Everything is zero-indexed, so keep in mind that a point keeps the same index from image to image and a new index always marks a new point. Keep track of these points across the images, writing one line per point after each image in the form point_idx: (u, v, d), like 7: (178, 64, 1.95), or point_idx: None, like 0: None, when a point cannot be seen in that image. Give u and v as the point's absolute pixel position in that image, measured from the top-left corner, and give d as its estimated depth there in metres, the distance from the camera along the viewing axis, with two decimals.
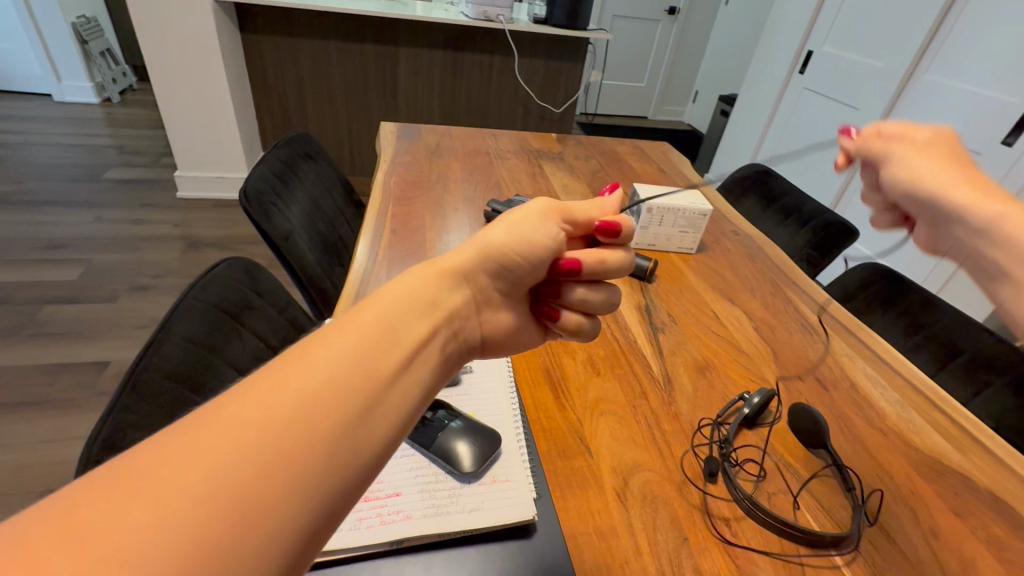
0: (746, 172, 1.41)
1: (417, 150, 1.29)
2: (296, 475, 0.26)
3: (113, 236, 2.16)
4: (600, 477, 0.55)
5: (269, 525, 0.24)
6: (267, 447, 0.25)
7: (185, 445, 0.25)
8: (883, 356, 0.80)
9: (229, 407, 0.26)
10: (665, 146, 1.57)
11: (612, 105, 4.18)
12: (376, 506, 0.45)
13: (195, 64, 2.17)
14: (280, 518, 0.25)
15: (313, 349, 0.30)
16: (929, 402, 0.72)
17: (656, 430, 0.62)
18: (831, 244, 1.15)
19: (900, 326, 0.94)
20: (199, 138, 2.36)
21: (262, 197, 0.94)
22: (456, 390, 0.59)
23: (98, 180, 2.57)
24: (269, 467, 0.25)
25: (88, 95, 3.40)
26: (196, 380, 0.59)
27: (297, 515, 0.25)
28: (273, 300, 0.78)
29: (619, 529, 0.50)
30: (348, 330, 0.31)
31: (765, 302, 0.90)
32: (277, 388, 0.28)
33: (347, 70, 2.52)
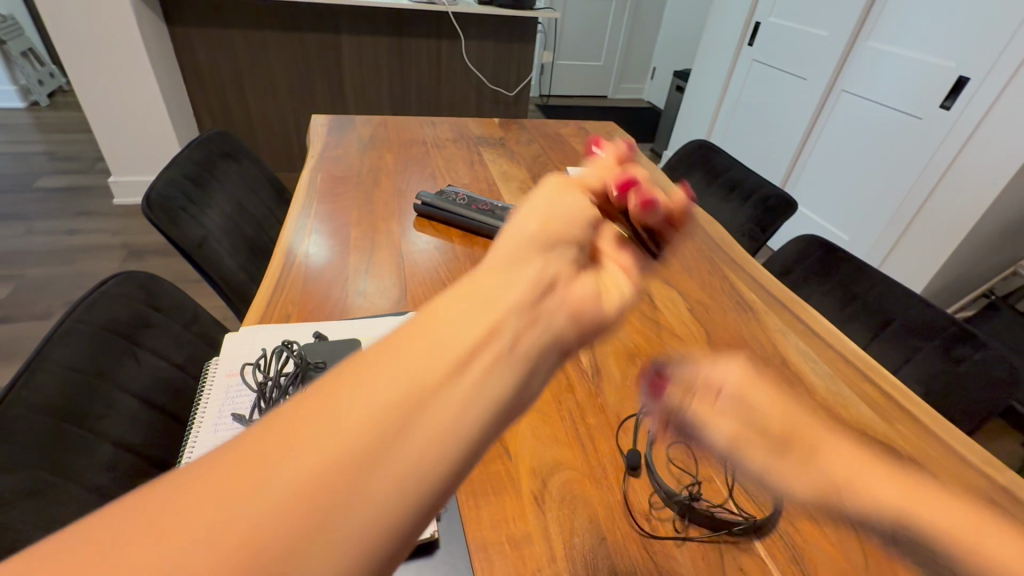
0: (690, 149, 1.40)
1: (348, 143, 1.23)
2: (373, 445, 0.21)
3: (44, 248, 2.04)
4: (517, 480, 0.53)
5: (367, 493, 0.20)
6: (351, 439, 0.21)
7: (295, 430, 0.21)
8: (815, 329, 0.80)
9: (324, 394, 0.22)
10: (610, 126, 1.54)
11: (570, 84, 4.12)
12: None
13: (120, 62, 2.04)
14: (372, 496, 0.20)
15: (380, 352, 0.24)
16: (860, 373, 0.72)
17: (580, 425, 0.60)
18: (771, 218, 1.14)
19: (836, 297, 0.94)
20: (132, 141, 2.23)
21: (170, 203, 0.87)
22: None
23: (27, 190, 2.42)
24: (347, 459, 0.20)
25: (12, 99, 3.19)
26: (78, 408, 0.54)
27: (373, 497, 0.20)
28: (177, 315, 0.73)
29: (534, 534, 0.48)
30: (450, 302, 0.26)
31: (703, 282, 0.89)
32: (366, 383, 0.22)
33: (287, 61, 2.41)
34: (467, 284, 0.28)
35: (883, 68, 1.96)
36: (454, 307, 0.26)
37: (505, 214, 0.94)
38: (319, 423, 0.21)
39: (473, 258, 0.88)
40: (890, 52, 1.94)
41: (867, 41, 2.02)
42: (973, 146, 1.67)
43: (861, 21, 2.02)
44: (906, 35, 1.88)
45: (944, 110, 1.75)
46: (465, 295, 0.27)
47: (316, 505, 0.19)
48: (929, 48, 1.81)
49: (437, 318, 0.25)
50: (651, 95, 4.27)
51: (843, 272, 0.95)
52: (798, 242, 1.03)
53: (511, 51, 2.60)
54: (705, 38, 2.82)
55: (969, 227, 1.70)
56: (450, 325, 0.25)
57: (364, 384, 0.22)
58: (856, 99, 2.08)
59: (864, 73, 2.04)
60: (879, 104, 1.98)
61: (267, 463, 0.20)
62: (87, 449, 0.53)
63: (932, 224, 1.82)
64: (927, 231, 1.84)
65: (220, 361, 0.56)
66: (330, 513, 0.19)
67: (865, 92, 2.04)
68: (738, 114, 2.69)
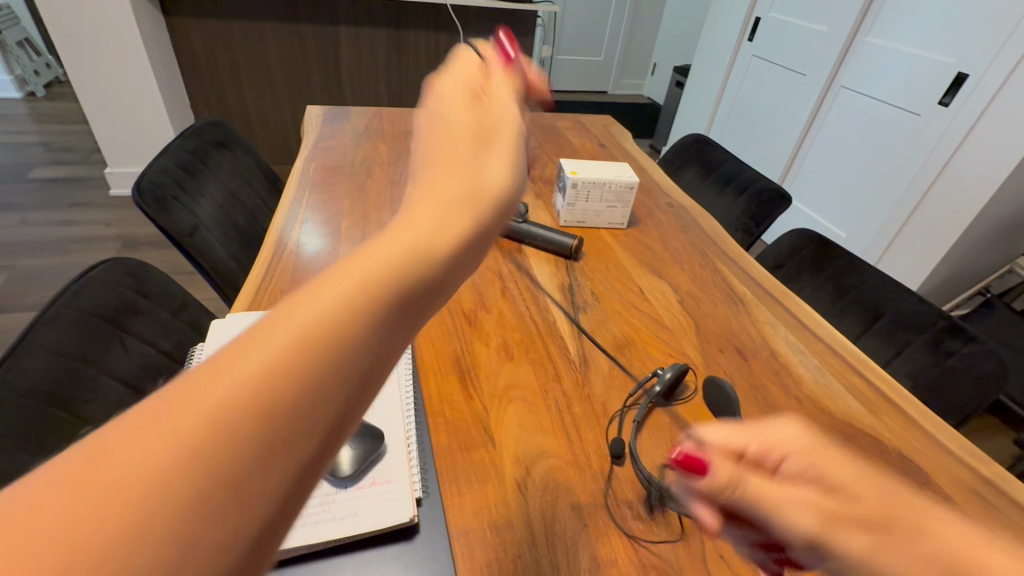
0: (686, 143, 1.39)
1: (343, 134, 1.23)
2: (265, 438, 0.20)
3: (40, 239, 2.04)
4: (501, 467, 0.53)
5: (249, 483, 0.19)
6: (230, 423, 0.19)
7: (180, 402, 0.19)
8: (805, 322, 0.80)
9: (209, 371, 0.21)
10: (606, 120, 1.53)
11: (570, 79, 4.10)
12: None
13: (116, 53, 2.04)
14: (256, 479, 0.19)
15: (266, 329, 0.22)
16: (848, 366, 0.72)
17: (566, 414, 0.60)
18: (766, 212, 1.14)
19: (827, 291, 0.94)
20: (128, 132, 2.23)
21: (161, 191, 0.87)
22: None
23: (23, 180, 2.41)
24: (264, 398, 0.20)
25: (9, 89, 3.18)
26: (64, 393, 0.54)
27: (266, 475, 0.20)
28: (166, 303, 0.73)
29: (515, 521, 0.48)
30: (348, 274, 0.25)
31: (694, 274, 0.89)
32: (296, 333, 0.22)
33: (284, 53, 2.40)
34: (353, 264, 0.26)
35: (882, 65, 1.96)
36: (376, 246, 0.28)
37: None
38: (250, 382, 0.20)
39: None
40: (889, 48, 1.94)
41: (866, 37, 2.02)
42: (971, 143, 1.67)
43: (860, 17, 2.01)
44: (905, 31, 1.87)
45: (942, 107, 1.75)
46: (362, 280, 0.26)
47: (249, 447, 0.19)
48: (927, 44, 1.80)
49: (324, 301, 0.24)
50: (651, 91, 4.26)
51: (835, 266, 0.94)
52: (791, 236, 1.03)
53: None
54: (705, 34, 2.81)
55: (966, 223, 1.70)
56: (368, 266, 0.26)
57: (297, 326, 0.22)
58: (854, 96, 2.07)
59: (862, 69, 2.03)
60: (878, 101, 1.98)
61: (202, 397, 0.20)
62: (71, 433, 0.53)
63: (929, 221, 1.82)
64: (924, 228, 1.83)
65: (206, 346, 0.56)
66: (260, 452, 0.20)
67: (864, 88, 2.03)
68: (737, 109, 2.69)
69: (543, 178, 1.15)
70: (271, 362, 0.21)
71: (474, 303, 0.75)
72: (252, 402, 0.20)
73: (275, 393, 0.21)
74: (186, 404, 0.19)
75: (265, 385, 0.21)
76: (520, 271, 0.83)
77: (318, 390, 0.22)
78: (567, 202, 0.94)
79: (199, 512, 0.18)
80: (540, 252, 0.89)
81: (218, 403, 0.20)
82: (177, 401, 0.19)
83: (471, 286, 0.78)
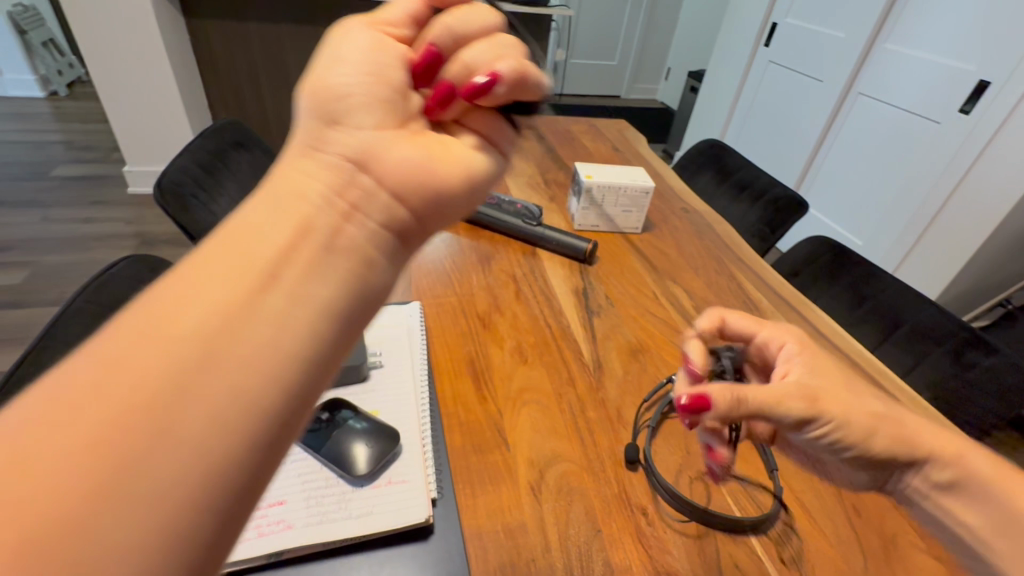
0: (701, 149, 1.39)
1: None
2: (173, 417, 0.22)
3: (62, 236, 2.08)
4: (514, 470, 0.53)
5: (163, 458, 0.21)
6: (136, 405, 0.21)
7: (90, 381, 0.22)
8: (822, 331, 0.79)
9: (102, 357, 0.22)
10: (620, 124, 1.53)
11: (583, 83, 4.11)
12: (255, 517, 0.42)
13: (138, 54, 2.07)
14: (169, 458, 0.21)
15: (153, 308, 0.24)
16: (867, 377, 0.71)
17: (580, 418, 0.59)
18: (782, 219, 1.13)
19: (845, 299, 0.93)
20: (148, 131, 2.27)
21: (181, 189, 0.88)
22: (362, 387, 0.55)
23: (45, 178, 2.46)
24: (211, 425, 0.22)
25: (33, 89, 3.25)
26: None
27: (188, 448, 0.22)
28: None
29: (529, 525, 0.48)
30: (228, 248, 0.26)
31: (709, 280, 0.88)
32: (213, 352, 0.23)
33: (302, 56, 2.43)
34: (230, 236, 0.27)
35: (901, 72, 1.94)
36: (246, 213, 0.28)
37: (511, 207, 0.94)
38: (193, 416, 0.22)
39: (478, 251, 0.88)
40: (908, 54, 1.92)
41: (885, 44, 2.00)
42: (992, 151, 1.64)
43: (879, 23, 1.99)
44: (924, 37, 1.85)
45: (962, 114, 1.73)
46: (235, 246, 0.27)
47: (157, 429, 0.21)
48: (947, 50, 1.78)
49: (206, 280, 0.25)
50: (664, 96, 4.25)
51: (852, 274, 0.93)
52: (808, 244, 1.02)
53: (523, 48, 2.60)
54: (720, 39, 2.80)
55: (987, 232, 1.67)
56: (234, 243, 0.27)
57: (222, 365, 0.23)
58: (872, 102, 2.05)
59: (881, 76, 2.01)
60: (896, 108, 1.96)
61: (101, 379, 0.22)
62: None
63: (949, 230, 1.79)
64: (944, 237, 1.81)
65: None
66: (174, 431, 0.22)
67: (881, 95, 2.01)
68: (752, 115, 2.67)
69: (558, 181, 1.15)
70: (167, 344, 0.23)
71: (489, 306, 0.75)
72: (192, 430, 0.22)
73: (204, 420, 0.22)
74: (126, 464, 0.20)
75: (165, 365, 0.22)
76: (534, 274, 0.84)
77: (257, 410, 0.24)
78: (582, 206, 0.94)
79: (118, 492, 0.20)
80: (554, 256, 0.89)
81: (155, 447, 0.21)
82: (83, 427, 0.21)
83: (486, 289, 0.79)
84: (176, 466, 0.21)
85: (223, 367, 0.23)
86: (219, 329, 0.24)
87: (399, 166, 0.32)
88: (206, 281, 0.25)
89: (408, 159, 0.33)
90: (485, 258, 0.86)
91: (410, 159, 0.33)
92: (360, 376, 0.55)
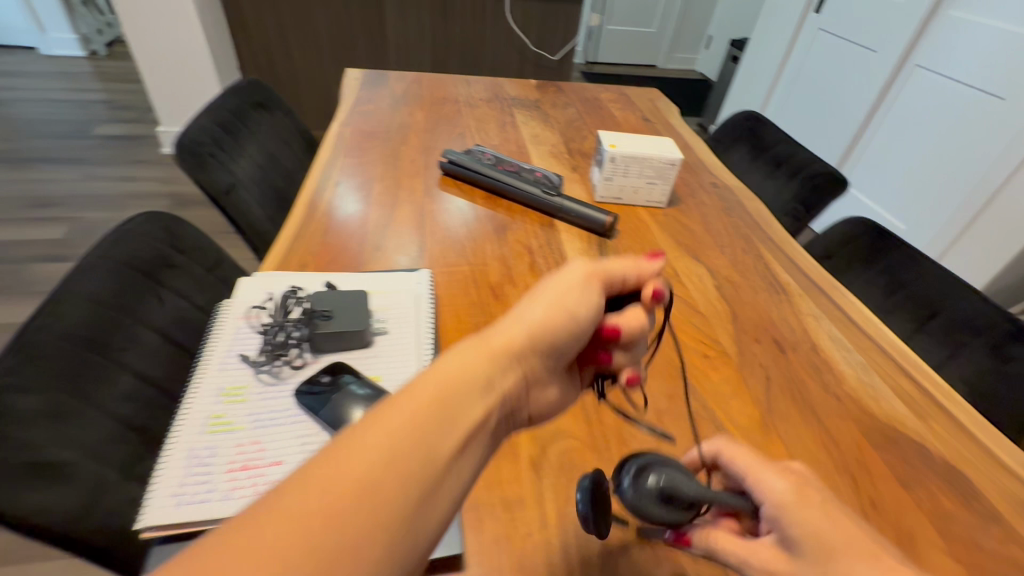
0: (738, 120, 1.31)
1: (381, 99, 1.22)
2: (404, 476, 0.28)
3: (100, 193, 2.14)
4: (517, 445, 0.52)
5: (391, 500, 0.27)
6: (382, 459, 0.28)
7: (406, 399, 0.32)
8: (850, 316, 0.75)
9: (412, 398, 0.32)
10: (653, 92, 1.46)
11: (618, 51, 3.96)
12: (254, 477, 0.42)
13: (169, 12, 2.07)
14: (387, 502, 0.27)
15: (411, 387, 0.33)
16: (896, 367, 0.68)
17: (587, 396, 0.58)
18: (819, 197, 1.06)
19: (879, 286, 0.87)
20: (181, 94, 2.30)
21: (201, 148, 0.89)
22: (368, 352, 0.54)
23: (83, 137, 2.52)
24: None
25: (74, 48, 3.36)
26: (98, 339, 0.55)
27: (393, 500, 0.27)
28: (201, 259, 0.74)
29: (527, 499, 0.47)
30: (472, 347, 0.37)
31: (734, 259, 0.84)
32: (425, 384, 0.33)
33: (332, 17, 2.39)
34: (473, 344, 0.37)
35: (965, 42, 1.79)
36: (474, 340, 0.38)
37: (531, 176, 0.91)
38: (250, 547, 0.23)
39: (493, 220, 0.86)
40: (977, 22, 1.76)
41: (951, 11, 1.84)
42: None
43: None
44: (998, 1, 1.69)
45: None
46: (469, 349, 0.37)
47: (384, 471, 0.28)
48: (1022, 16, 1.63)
49: (456, 359, 0.36)
50: (704, 66, 4.06)
51: (891, 259, 0.87)
52: (846, 223, 0.95)
53: (556, 11, 2.51)
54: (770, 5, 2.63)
55: None
56: (477, 349, 0.37)
57: (416, 390, 0.32)
58: (931, 75, 1.90)
59: (943, 45, 1.86)
60: (956, 82, 1.81)
61: (398, 406, 0.31)
62: (106, 378, 0.54)
63: (1000, 217, 1.67)
64: (994, 223, 1.69)
65: (234, 302, 0.57)
66: (396, 479, 0.28)
67: (941, 66, 1.87)
68: (797, 87, 2.52)
69: (582, 151, 1.10)
70: (408, 411, 0.31)
71: (500, 276, 0.73)
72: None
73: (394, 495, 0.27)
74: (340, 457, 0.27)
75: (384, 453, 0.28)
76: (550, 247, 0.81)
77: (408, 494, 0.28)
78: (604, 176, 0.90)
79: (367, 505, 0.26)
80: (572, 228, 0.86)
81: (260, 547, 0.23)
82: (365, 463, 0.27)
83: (498, 259, 0.77)
84: (385, 495, 0.27)
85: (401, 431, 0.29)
86: (432, 413, 0.31)
87: (559, 308, 0.42)
88: (452, 363, 0.35)
89: (537, 313, 0.41)
90: (501, 228, 0.84)
91: (517, 326, 0.40)
92: (366, 341, 0.55)
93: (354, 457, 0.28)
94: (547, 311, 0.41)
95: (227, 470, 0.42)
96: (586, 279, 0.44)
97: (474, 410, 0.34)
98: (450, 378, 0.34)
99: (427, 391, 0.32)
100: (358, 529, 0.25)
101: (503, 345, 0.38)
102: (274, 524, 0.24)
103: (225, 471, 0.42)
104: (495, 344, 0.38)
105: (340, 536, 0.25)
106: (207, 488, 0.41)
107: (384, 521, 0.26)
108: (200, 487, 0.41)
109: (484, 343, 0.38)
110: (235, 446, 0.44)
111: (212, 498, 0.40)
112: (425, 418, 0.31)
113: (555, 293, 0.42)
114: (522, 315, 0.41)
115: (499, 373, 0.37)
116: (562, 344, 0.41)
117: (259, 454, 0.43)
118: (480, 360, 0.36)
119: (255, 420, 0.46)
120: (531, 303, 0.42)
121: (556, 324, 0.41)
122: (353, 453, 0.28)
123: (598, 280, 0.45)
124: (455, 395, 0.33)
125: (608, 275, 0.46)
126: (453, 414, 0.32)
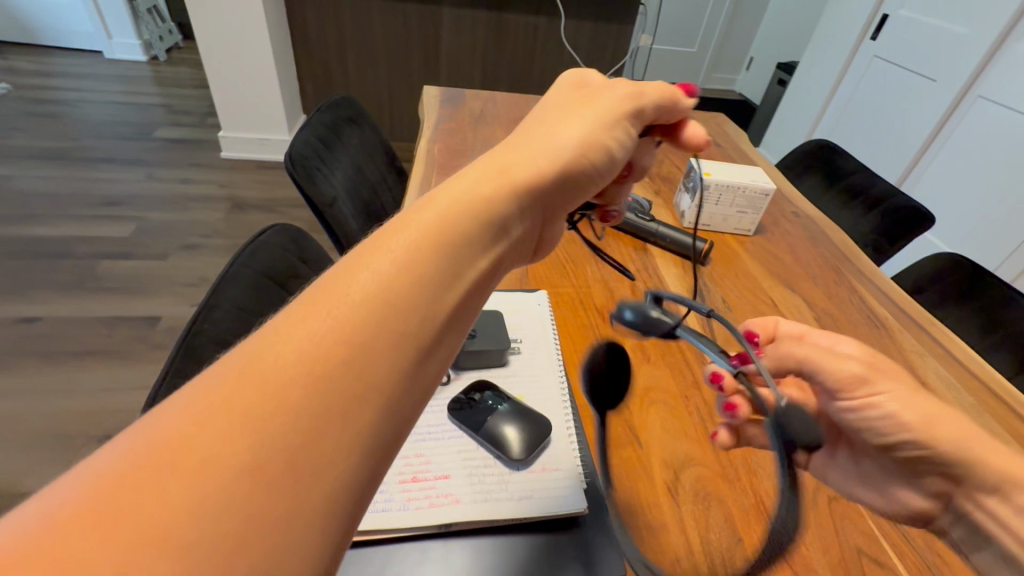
0: (810, 148, 1.32)
1: (461, 117, 1.25)
2: (399, 329, 0.27)
3: (163, 194, 2.23)
4: (651, 469, 0.53)
5: (378, 364, 0.25)
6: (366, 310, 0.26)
7: (383, 245, 0.29)
8: (955, 354, 0.75)
9: (398, 247, 0.29)
10: (720, 117, 1.47)
11: (659, 70, 3.98)
12: (426, 488, 0.44)
13: (240, 23, 2.15)
14: (379, 365, 0.25)
15: (386, 237, 0.30)
16: (1010, 410, 0.67)
17: (709, 423, 0.59)
18: (901, 230, 1.06)
19: (975, 325, 0.87)
20: (244, 102, 2.39)
21: (307, 162, 0.93)
22: (505, 371, 0.56)
23: (146, 139, 2.62)
24: (288, 440, 0.22)
25: (136, 52, 3.51)
26: None
27: (386, 366, 0.26)
28: (318, 269, 0.78)
29: (670, 523, 0.48)
30: (466, 186, 0.35)
31: (829, 291, 0.84)
32: (412, 228, 0.31)
33: (390, 32, 2.46)
34: (458, 185, 0.35)
35: None
36: (472, 178, 0.35)
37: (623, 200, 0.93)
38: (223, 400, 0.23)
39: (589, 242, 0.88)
40: None
41: (1016, 43, 1.80)
42: None
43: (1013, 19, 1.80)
44: None
45: None
46: (472, 186, 0.35)
47: (378, 323, 0.26)
48: None
49: (446, 200, 0.33)
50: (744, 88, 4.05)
51: (988, 298, 0.87)
52: (935, 259, 0.95)
53: (608, 32, 2.54)
54: (822, 30, 2.63)
55: None
56: (468, 187, 0.35)
57: (396, 237, 0.30)
58: (993, 107, 1.87)
59: (1007, 77, 1.83)
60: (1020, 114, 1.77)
61: (381, 256, 0.28)
62: None
63: None
64: None
65: None
66: (384, 337, 0.26)
67: (1004, 98, 1.83)
68: (849, 113, 2.50)
69: (661, 175, 1.12)
70: (394, 258, 0.29)
71: (606, 299, 0.75)
72: (268, 446, 0.22)
73: (387, 359, 0.26)
74: (312, 314, 0.25)
75: (367, 306, 0.26)
76: (648, 271, 0.83)
77: (399, 356, 0.26)
78: (695, 204, 0.92)
79: (358, 365, 0.25)
80: (665, 253, 0.88)
81: (253, 406, 0.22)
82: (338, 316, 0.26)
83: (601, 281, 0.79)
84: (379, 354, 0.26)
85: (390, 275, 0.28)
86: (427, 261, 0.29)
87: (580, 138, 0.42)
88: (452, 200, 0.33)
89: (571, 137, 0.41)
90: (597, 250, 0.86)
91: (535, 162, 0.38)
92: (502, 360, 0.57)
93: (327, 305, 0.26)
94: (570, 138, 0.41)
95: (399, 481, 0.44)
96: (627, 106, 0.46)
97: (476, 249, 0.33)
98: (445, 215, 0.32)
99: (400, 235, 0.30)
100: (346, 390, 0.24)
101: (522, 180, 0.37)
102: (247, 374, 0.23)
103: (397, 481, 0.44)
104: (496, 185, 0.36)
105: (323, 405, 0.23)
106: (385, 497, 0.43)
107: (378, 382, 0.25)
108: (378, 495, 0.43)
109: (505, 176, 0.36)
110: (403, 458, 0.46)
111: (392, 508, 0.42)
112: (421, 264, 0.29)
113: (594, 122, 0.43)
114: (543, 152, 0.39)
115: (508, 210, 0.35)
116: (585, 177, 0.42)
117: (425, 467, 0.46)
118: (462, 205, 0.33)
119: (415, 433, 0.48)
120: (555, 133, 0.41)
121: (579, 156, 0.41)
122: (324, 313, 0.26)
123: (635, 106, 0.47)
124: (446, 241, 0.31)
125: (650, 107, 0.48)
126: (453, 262, 0.31)
